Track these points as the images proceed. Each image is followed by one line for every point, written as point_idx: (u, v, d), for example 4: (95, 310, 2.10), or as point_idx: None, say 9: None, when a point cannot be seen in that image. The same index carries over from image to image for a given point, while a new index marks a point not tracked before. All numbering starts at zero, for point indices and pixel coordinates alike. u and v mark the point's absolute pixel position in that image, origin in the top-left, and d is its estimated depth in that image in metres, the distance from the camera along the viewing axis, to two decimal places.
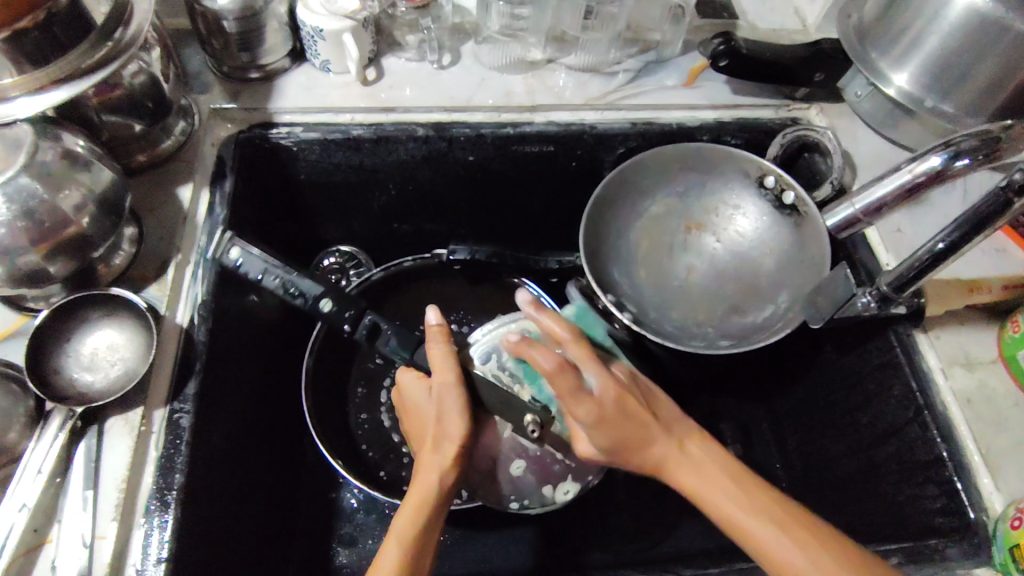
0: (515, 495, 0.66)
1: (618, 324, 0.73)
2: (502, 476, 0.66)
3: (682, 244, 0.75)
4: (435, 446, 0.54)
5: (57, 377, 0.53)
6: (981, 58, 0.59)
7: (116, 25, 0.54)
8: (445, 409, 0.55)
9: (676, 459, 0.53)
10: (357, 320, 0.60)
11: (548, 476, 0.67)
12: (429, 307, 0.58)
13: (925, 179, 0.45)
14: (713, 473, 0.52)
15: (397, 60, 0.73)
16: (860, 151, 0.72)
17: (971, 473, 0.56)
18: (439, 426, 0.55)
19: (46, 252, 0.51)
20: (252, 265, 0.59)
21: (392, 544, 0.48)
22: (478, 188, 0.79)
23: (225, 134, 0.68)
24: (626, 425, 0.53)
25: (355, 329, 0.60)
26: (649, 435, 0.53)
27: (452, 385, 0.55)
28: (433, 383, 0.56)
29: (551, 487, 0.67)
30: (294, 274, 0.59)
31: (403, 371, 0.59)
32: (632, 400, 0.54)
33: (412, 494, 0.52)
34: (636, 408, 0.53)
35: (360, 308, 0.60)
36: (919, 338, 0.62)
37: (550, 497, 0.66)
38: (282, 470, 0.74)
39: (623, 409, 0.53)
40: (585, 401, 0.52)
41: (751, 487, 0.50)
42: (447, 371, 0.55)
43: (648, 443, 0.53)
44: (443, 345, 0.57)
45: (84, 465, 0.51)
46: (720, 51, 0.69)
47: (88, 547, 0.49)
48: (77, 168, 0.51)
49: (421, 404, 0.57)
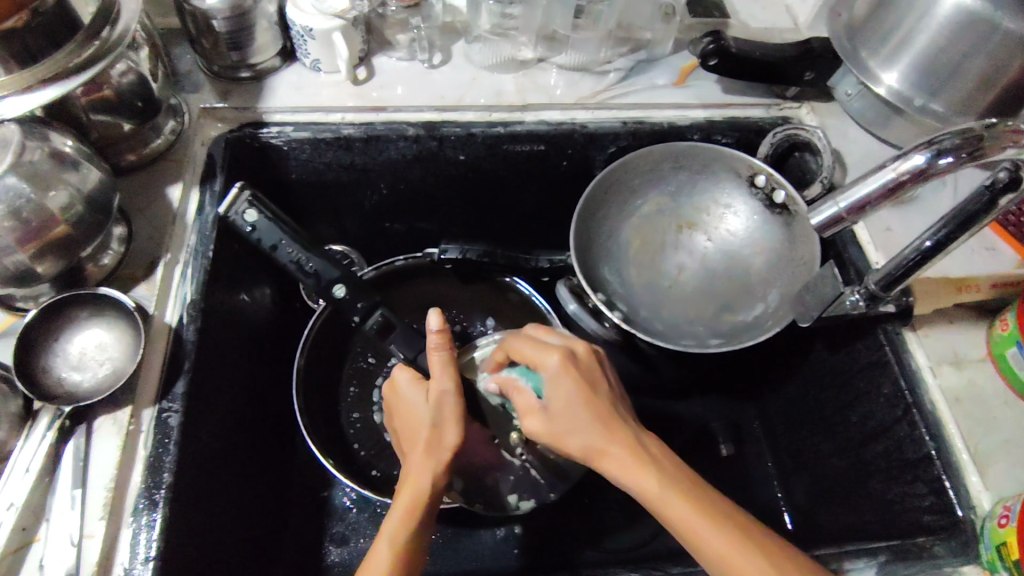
0: (482, 498, 0.66)
1: (608, 324, 0.74)
2: (481, 482, 0.67)
3: (674, 243, 0.76)
4: (427, 449, 0.52)
5: (45, 376, 0.53)
6: (972, 56, 0.59)
7: (103, 25, 0.54)
8: (443, 415, 0.54)
9: (630, 453, 0.48)
10: (367, 313, 0.62)
11: (513, 485, 0.67)
12: (432, 310, 0.55)
13: (910, 176, 0.42)
14: (668, 473, 0.47)
15: (388, 59, 0.73)
16: (850, 151, 0.72)
17: (960, 471, 0.56)
18: (434, 432, 0.53)
19: (34, 250, 0.51)
20: (269, 234, 0.58)
21: (383, 549, 0.48)
22: (470, 187, 0.79)
23: (214, 134, 0.68)
24: (584, 387, 0.52)
25: (365, 320, 0.62)
26: (602, 409, 0.51)
27: (452, 396, 0.54)
28: (432, 389, 0.55)
29: (522, 497, 0.67)
30: (311, 252, 0.59)
31: (399, 370, 0.59)
32: (592, 372, 0.54)
33: (401, 500, 0.51)
34: (598, 377, 0.53)
35: (372, 302, 0.62)
36: (908, 336, 0.62)
37: (514, 506, 0.67)
38: (273, 468, 0.74)
39: (584, 370, 0.53)
40: (548, 349, 0.54)
41: (703, 496, 0.47)
42: (449, 379, 0.54)
43: (605, 420, 0.50)
44: (444, 353, 0.55)
45: (73, 464, 0.51)
46: (709, 51, 0.69)
47: (76, 546, 0.49)
48: (64, 168, 0.51)
49: (418, 407, 0.56)
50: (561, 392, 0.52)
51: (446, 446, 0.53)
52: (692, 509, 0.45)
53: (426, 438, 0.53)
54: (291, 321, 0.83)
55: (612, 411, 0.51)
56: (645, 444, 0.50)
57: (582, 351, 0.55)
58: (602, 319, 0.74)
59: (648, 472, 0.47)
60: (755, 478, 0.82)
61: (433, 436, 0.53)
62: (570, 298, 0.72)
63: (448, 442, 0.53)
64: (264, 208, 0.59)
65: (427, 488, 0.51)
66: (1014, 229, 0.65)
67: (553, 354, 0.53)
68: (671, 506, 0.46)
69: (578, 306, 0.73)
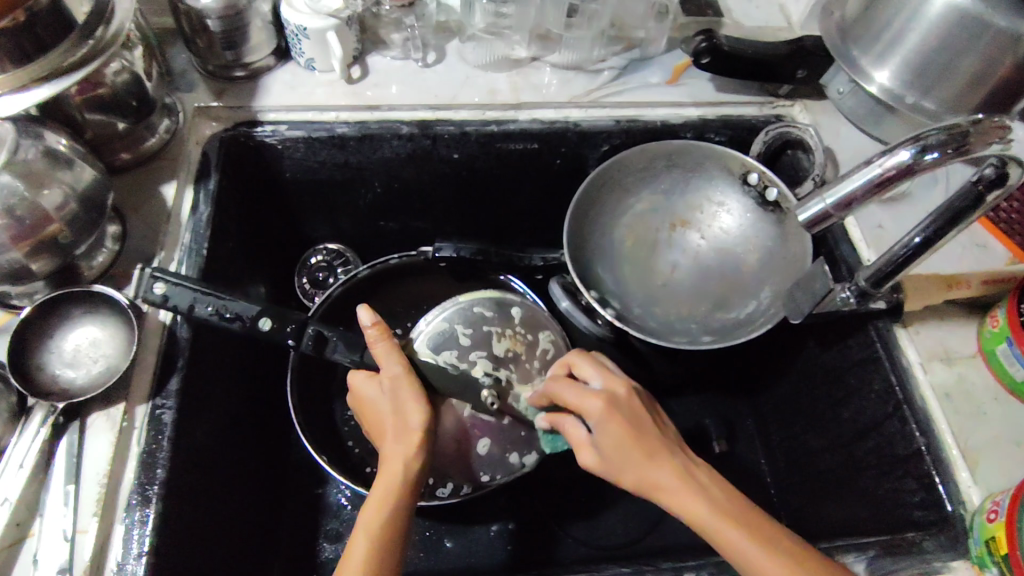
0: (487, 470, 0.66)
1: (600, 322, 0.73)
2: (468, 455, 0.66)
3: (668, 241, 0.76)
4: (396, 437, 0.55)
5: (39, 372, 0.54)
6: (962, 55, 0.59)
7: (97, 24, 0.54)
8: (401, 402, 0.55)
9: (683, 488, 0.48)
10: (300, 332, 0.57)
11: (511, 444, 0.66)
12: (361, 306, 0.56)
13: (896, 172, 0.42)
14: (724, 502, 0.47)
15: (382, 58, 0.74)
16: (841, 149, 0.73)
17: (950, 466, 0.57)
18: (398, 419, 0.55)
19: (29, 249, 0.51)
20: (181, 295, 0.55)
21: (360, 539, 0.49)
22: (465, 185, 0.80)
23: (209, 132, 0.68)
24: (632, 428, 0.51)
25: (300, 341, 0.57)
26: (650, 445, 0.50)
27: (404, 378, 0.55)
28: (384, 380, 0.56)
29: (522, 453, 0.66)
30: (229, 296, 0.56)
31: (354, 373, 0.59)
32: (639, 405, 0.53)
33: (378, 489, 0.52)
34: (643, 414, 0.52)
35: (301, 320, 0.58)
36: (898, 333, 0.62)
37: (519, 464, 0.66)
38: (268, 465, 0.74)
39: (627, 410, 0.52)
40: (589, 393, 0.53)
41: (761, 523, 0.47)
42: (395, 365, 0.56)
43: (656, 455, 0.50)
44: (388, 342, 0.56)
45: (66, 460, 0.51)
46: (702, 49, 0.69)
47: (70, 541, 0.49)
48: (58, 167, 0.52)
49: (375, 400, 0.57)
50: (607, 440, 0.51)
51: (412, 429, 0.54)
52: (750, 538, 0.45)
53: (393, 429, 0.55)
54: None
55: (659, 445, 0.50)
56: (695, 473, 0.50)
57: (623, 390, 0.54)
58: (595, 317, 0.73)
59: (706, 503, 0.47)
60: (747, 474, 0.82)
61: (398, 423, 0.55)
62: (562, 296, 0.73)
63: (413, 425, 0.54)
64: (170, 273, 0.55)
65: (401, 477, 0.52)
66: (1006, 226, 0.65)
67: (595, 399, 0.52)
68: (731, 534, 0.46)
69: (570, 304, 0.73)
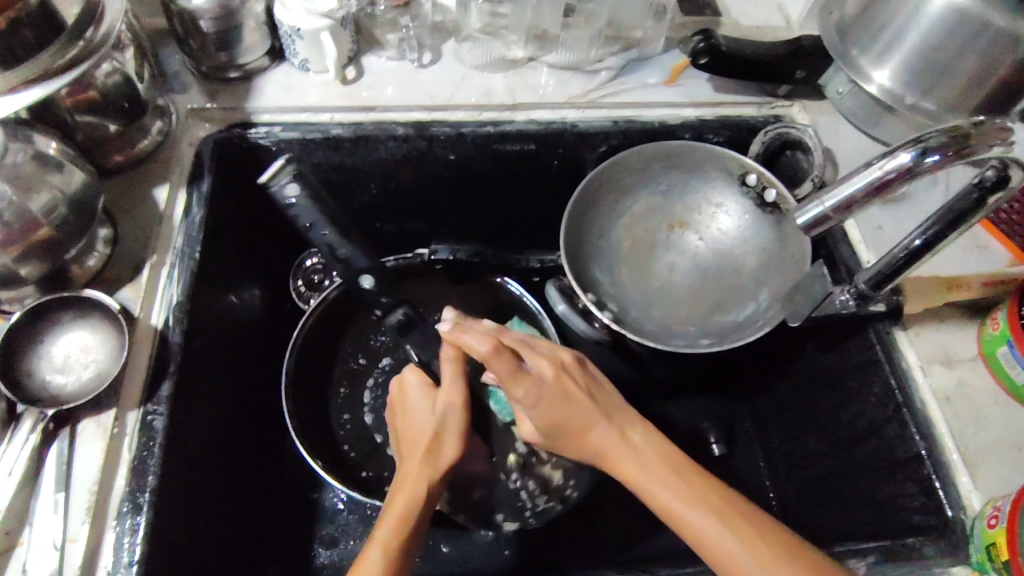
0: (467, 514, 0.68)
1: (598, 325, 0.74)
2: (463, 489, 0.68)
3: (665, 243, 0.75)
4: (426, 459, 0.54)
5: (29, 379, 0.53)
6: (963, 55, 0.59)
7: (87, 24, 0.53)
8: (447, 428, 0.55)
9: (615, 451, 0.53)
10: (391, 309, 0.60)
11: (504, 506, 0.68)
12: (446, 313, 0.57)
13: (895, 175, 0.42)
14: (652, 463, 0.52)
15: (377, 59, 0.73)
16: (841, 149, 0.72)
17: (950, 471, 0.56)
18: (437, 441, 0.54)
19: (18, 253, 0.51)
20: None
21: (375, 554, 0.48)
22: (461, 186, 0.79)
23: (202, 134, 0.68)
24: (562, 416, 0.54)
25: (387, 315, 0.60)
26: (582, 424, 0.54)
27: (458, 407, 0.55)
28: (439, 400, 0.56)
29: (540, 496, 0.69)
30: (355, 242, 0.58)
31: (409, 371, 0.60)
32: (570, 384, 0.54)
33: (397, 505, 0.51)
34: (576, 392, 0.54)
35: (397, 298, 0.60)
36: (898, 336, 0.62)
37: (498, 524, 0.68)
38: (261, 472, 0.73)
39: (563, 392, 0.54)
40: (520, 378, 0.54)
41: (691, 480, 0.50)
42: (457, 390, 0.56)
43: (586, 429, 0.54)
44: (455, 363, 0.57)
45: (56, 467, 0.51)
46: (699, 49, 0.68)
47: (59, 549, 0.48)
48: (48, 170, 0.51)
49: (420, 414, 0.57)
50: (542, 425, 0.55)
51: (442, 460, 0.54)
52: (674, 495, 0.50)
53: (424, 449, 0.54)
54: (280, 322, 0.82)
55: (590, 419, 0.54)
56: (627, 435, 0.54)
57: (552, 370, 0.54)
58: (591, 320, 0.73)
59: (636, 465, 0.52)
60: (745, 477, 0.81)
61: (433, 445, 0.54)
62: (559, 298, 0.73)
63: (447, 458, 0.54)
64: (307, 184, 0.56)
65: (421, 497, 0.52)
66: (1006, 228, 0.63)
67: (521, 387, 0.54)
68: (656, 490, 0.50)
69: (567, 306, 0.73)
